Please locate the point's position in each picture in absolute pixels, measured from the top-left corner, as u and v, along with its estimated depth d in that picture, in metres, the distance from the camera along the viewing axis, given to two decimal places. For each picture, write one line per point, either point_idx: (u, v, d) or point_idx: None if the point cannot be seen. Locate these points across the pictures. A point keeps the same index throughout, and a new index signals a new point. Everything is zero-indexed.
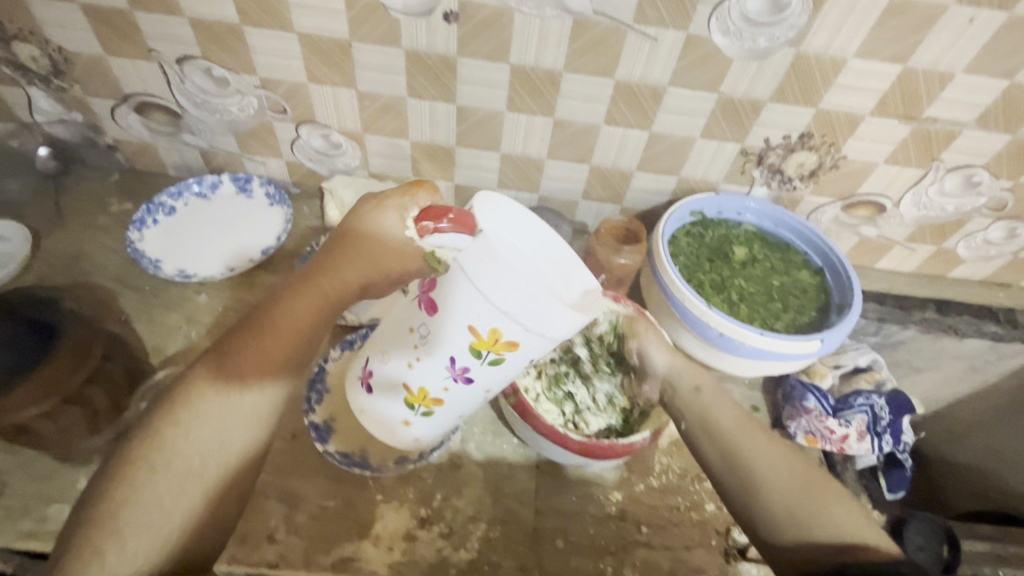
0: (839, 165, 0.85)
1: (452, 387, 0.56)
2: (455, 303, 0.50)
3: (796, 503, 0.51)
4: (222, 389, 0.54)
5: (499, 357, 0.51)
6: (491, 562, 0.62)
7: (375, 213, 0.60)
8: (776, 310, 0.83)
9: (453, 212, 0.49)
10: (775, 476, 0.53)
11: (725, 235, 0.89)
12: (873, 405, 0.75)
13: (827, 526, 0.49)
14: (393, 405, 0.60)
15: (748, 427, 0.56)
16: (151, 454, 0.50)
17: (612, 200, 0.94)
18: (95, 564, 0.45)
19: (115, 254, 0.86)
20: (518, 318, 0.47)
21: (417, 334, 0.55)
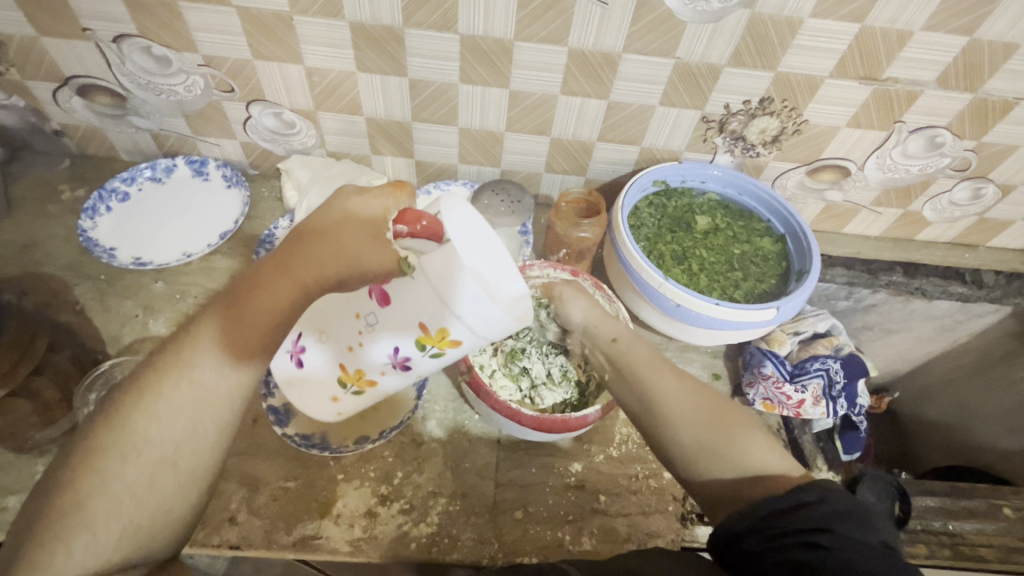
0: (801, 130, 0.84)
1: (390, 372, 0.58)
2: (412, 300, 0.50)
3: (705, 437, 0.52)
4: (195, 375, 0.47)
5: (441, 351, 0.53)
6: (451, 534, 0.64)
7: (351, 196, 0.51)
8: (737, 279, 0.83)
9: (427, 219, 0.47)
10: (683, 411, 0.54)
11: (687, 204, 0.88)
12: (829, 369, 0.76)
13: (738, 455, 0.51)
14: (327, 382, 0.60)
15: (658, 365, 0.58)
16: (116, 440, 0.44)
17: (575, 172, 0.92)
18: (61, 553, 0.40)
19: (69, 244, 0.84)
20: (467, 326, 0.49)
21: (362, 320, 0.55)
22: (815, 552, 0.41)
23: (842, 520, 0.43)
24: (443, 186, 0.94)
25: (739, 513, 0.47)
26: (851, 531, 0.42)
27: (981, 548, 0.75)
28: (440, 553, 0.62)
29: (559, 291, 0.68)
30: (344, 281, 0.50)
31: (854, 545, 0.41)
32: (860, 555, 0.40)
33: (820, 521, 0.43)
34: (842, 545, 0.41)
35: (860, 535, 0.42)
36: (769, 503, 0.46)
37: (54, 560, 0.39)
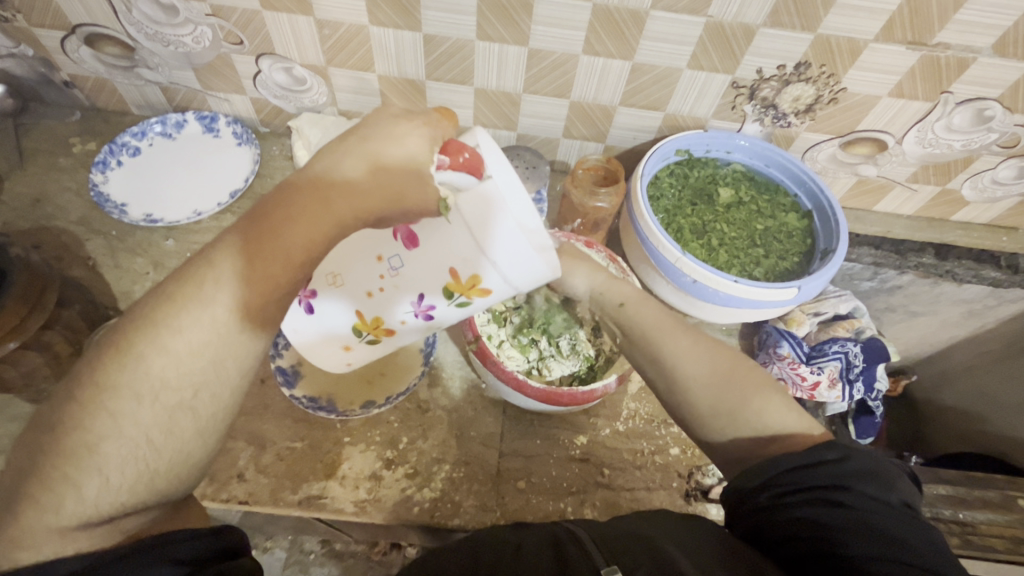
0: (838, 99, 0.78)
1: (410, 321, 0.59)
2: (446, 243, 0.51)
3: (718, 398, 0.50)
4: (216, 315, 0.42)
5: (467, 300, 0.55)
6: (454, 500, 0.64)
7: (398, 123, 0.47)
8: (757, 256, 0.80)
9: (469, 151, 0.46)
10: (693, 372, 0.51)
11: (710, 175, 0.84)
12: (848, 353, 0.73)
13: (751, 418, 0.48)
14: (342, 331, 0.60)
15: (669, 325, 0.55)
16: (129, 379, 0.40)
17: (595, 138, 0.89)
18: (71, 495, 0.37)
19: (80, 198, 0.84)
20: (502, 274, 0.50)
21: (386, 264, 0.55)
22: (836, 509, 0.40)
23: (864, 481, 0.42)
24: None
25: (757, 466, 0.45)
26: (871, 490, 0.41)
27: (992, 539, 0.73)
28: (443, 518, 0.63)
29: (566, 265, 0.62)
30: (384, 217, 0.47)
31: (873, 503, 0.41)
32: (880, 513, 0.40)
33: (839, 479, 0.42)
34: (863, 505, 0.40)
35: (879, 493, 0.41)
36: (785, 457, 0.44)
37: (64, 500, 0.37)
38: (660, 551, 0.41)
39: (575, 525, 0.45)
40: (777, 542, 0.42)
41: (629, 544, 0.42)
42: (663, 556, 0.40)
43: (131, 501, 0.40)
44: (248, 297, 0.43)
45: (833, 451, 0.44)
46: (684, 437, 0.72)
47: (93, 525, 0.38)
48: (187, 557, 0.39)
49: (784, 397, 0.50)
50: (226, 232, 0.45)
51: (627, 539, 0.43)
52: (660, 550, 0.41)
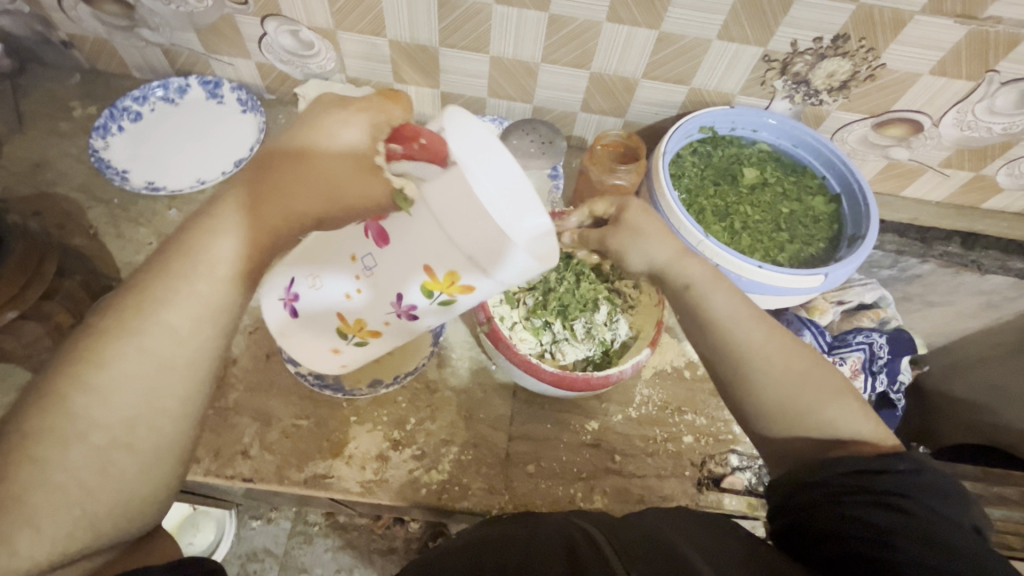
0: (875, 76, 0.74)
1: (394, 322, 0.55)
2: (417, 239, 0.47)
3: (787, 398, 0.50)
4: (146, 342, 0.41)
5: (451, 299, 0.50)
6: (462, 483, 0.63)
7: (335, 112, 0.45)
8: (781, 240, 0.77)
9: (425, 137, 0.44)
10: (769, 372, 0.51)
11: (735, 154, 0.81)
12: (872, 343, 0.71)
13: (816, 420, 0.49)
14: (327, 332, 0.57)
15: (751, 318, 0.54)
16: (54, 422, 0.38)
17: (614, 112, 0.85)
18: (1, 554, 0.35)
19: (81, 164, 0.81)
20: (479, 265, 0.45)
21: (359, 264, 0.51)
22: (892, 514, 0.40)
23: (926, 494, 0.41)
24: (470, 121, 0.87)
25: (813, 466, 0.45)
26: (929, 501, 0.41)
27: (1006, 535, 0.72)
28: (450, 501, 0.62)
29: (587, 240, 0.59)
30: (324, 219, 0.46)
31: (933, 513, 0.40)
32: (939, 524, 0.40)
33: (898, 487, 0.42)
34: (922, 513, 0.40)
35: (940, 506, 0.41)
36: (845, 461, 0.44)
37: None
38: (675, 548, 0.40)
39: (589, 524, 0.44)
40: (825, 541, 0.41)
41: (646, 546, 0.41)
42: (683, 557, 0.39)
43: (74, 550, 0.37)
44: (181, 314, 0.43)
45: (901, 463, 0.43)
46: (697, 425, 0.70)
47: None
48: None
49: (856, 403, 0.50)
50: (204, 212, 0.45)
51: (643, 540, 0.42)
52: (677, 549, 0.40)
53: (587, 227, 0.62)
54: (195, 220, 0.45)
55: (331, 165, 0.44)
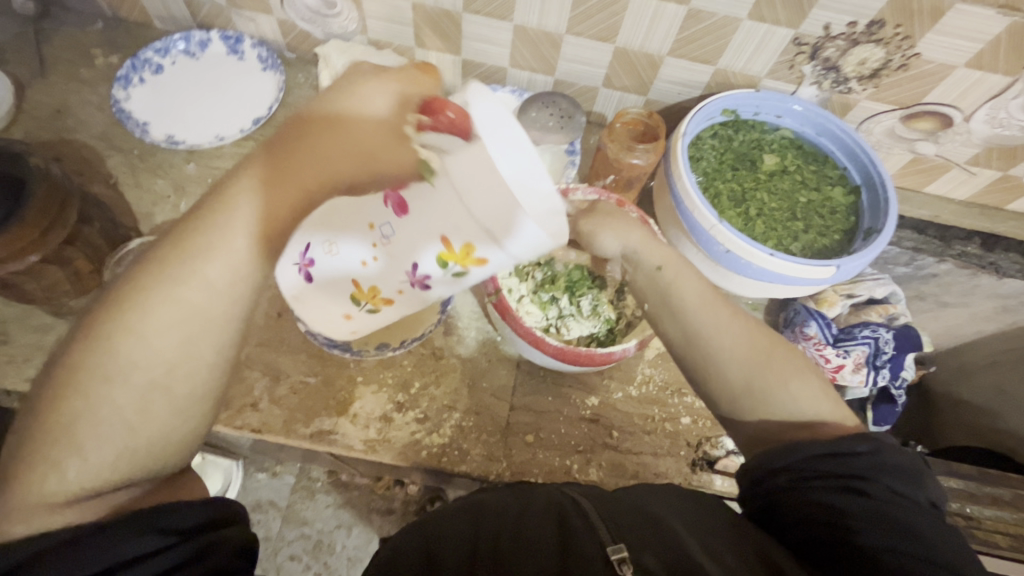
0: (908, 65, 0.72)
1: (408, 290, 0.55)
2: (433, 209, 0.46)
3: (752, 376, 0.48)
4: (189, 294, 0.43)
5: (464, 270, 0.49)
6: (461, 448, 0.65)
7: (375, 80, 0.46)
8: (796, 229, 0.76)
9: (450, 108, 0.41)
10: (731, 350, 0.50)
11: (756, 140, 0.79)
12: (878, 338, 0.70)
13: (781, 398, 0.48)
14: (341, 298, 0.58)
15: (713, 303, 0.52)
16: (101, 362, 0.40)
17: (636, 89, 0.83)
18: (54, 475, 0.38)
19: (102, 114, 0.82)
20: (493, 241, 0.43)
21: (378, 232, 0.52)
22: (854, 499, 0.40)
23: (889, 475, 0.41)
24: (489, 90, 0.86)
25: (779, 451, 0.44)
26: (897, 485, 0.41)
27: (994, 535, 0.73)
28: (449, 464, 0.64)
29: (585, 220, 0.59)
30: (356, 183, 0.46)
31: (897, 497, 0.40)
32: (904, 508, 0.40)
33: (866, 471, 0.41)
34: (887, 499, 0.40)
35: (908, 490, 0.41)
36: (812, 444, 0.43)
37: (47, 480, 0.38)
38: (667, 526, 0.42)
39: (579, 493, 0.45)
40: (790, 524, 0.42)
41: (635, 519, 0.42)
42: (673, 536, 0.41)
43: (113, 479, 0.40)
44: (219, 274, 0.44)
45: (864, 444, 0.42)
46: (696, 407, 0.71)
47: (75, 502, 0.38)
48: (182, 526, 0.39)
49: (817, 377, 0.50)
50: (247, 165, 0.46)
51: (632, 513, 0.43)
52: (667, 526, 0.42)
53: (600, 204, 0.61)
54: (240, 172, 0.46)
55: (370, 130, 0.45)
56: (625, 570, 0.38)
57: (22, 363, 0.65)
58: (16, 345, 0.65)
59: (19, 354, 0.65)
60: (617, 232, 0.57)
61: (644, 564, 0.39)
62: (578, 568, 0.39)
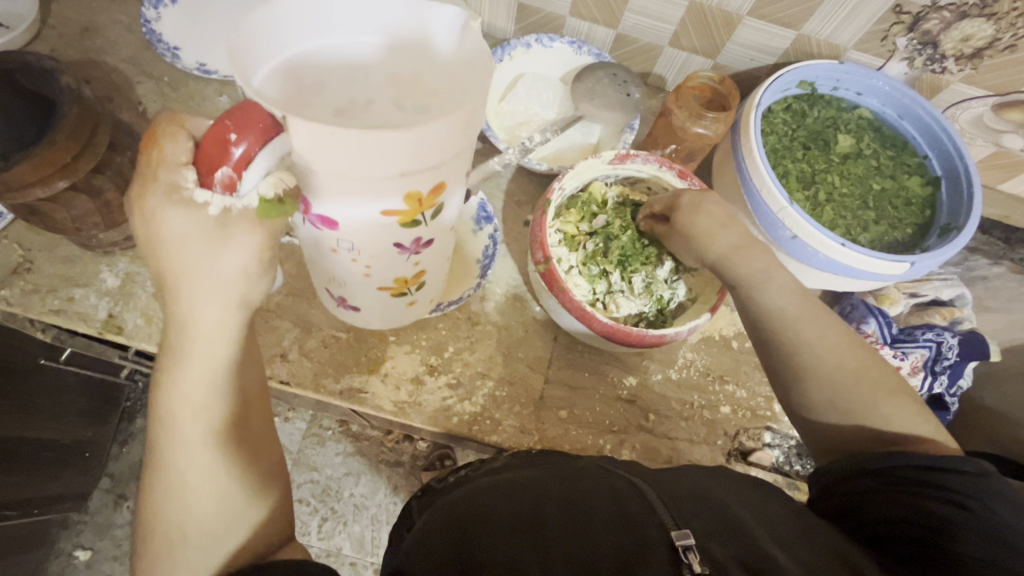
0: (1016, 46, 0.65)
1: (422, 254, 0.49)
2: (353, 205, 0.39)
3: (851, 393, 0.49)
4: (196, 448, 0.44)
5: (436, 206, 0.43)
6: (493, 418, 0.63)
7: (152, 199, 0.39)
8: (866, 219, 0.71)
9: (227, 123, 0.33)
10: (832, 363, 0.50)
11: (832, 118, 0.73)
12: (941, 342, 0.67)
13: (874, 417, 0.48)
14: (385, 299, 0.55)
15: (814, 315, 0.52)
16: (163, 537, 0.43)
17: (705, 52, 0.76)
18: None
19: (131, 34, 0.77)
20: (418, 165, 0.37)
21: (344, 249, 0.45)
22: (950, 506, 0.39)
23: (993, 499, 0.40)
24: (545, 41, 0.77)
25: (877, 455, 0.44)
26: (1000, 510, 0.39)
27: None
28: (479, 433, 0.62)
29: (681, 213, 0.57)
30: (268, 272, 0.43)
31: (1000, 520, 0.39)
32: (1006, 529, 0.38)
33: (967, 489, 0.40)
34: (987, 516, 0.39)
35: (1013, 518, 0.39)
36: (912, 455, 0.43)
37: None
38: (740, 520, 0.40)
39: (643, 483, 0.45)
40: (874, 521, 0.41)
41: (698, 506, 0.42)
42: (741, 525, 0.40)
43: None
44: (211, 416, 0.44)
45: (968, 466, 0.41)
46: (737, 397, 0.68)
47: None
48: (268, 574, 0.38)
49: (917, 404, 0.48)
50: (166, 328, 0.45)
51: (696, 501, 0.42)
52: (734, 512, 0.41)
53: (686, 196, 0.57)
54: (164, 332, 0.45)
55: (203, 259, 0.40)
56: (693, 559, 0.36)
57: (46, 293, 0.62)
58: (41, 275, 0.63)
59: (45, 285, 0.62)
60: (709, 237, 0.56)
61: (712, 553, 0.37)
62: (641, 544, 0.38)
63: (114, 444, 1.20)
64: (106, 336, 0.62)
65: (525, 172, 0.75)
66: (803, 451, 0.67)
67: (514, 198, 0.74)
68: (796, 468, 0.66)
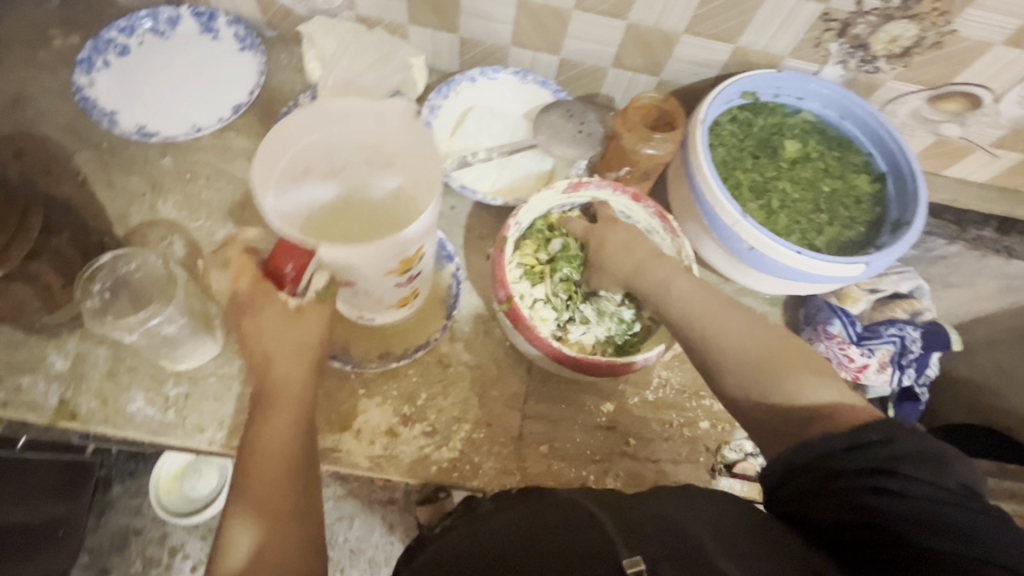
0: (941, 43, 0.67)
1: (419, 279, 0.58)
2: (364, 275, 0.49)
3: (758, 371, 0.50)
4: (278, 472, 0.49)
5: (423, 256, 0.53)
6: (473, 462, 0.62)
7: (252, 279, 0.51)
8: (820, 222, 0.72)
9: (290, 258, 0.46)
10: (736, 346, 0.52)
11: (777, 124, 0.75)
12: (904, 336, 0.69)
13: (783, 395, 0.48)
14: (395, 313, 0.62)
15: (725, 306, 0.54)
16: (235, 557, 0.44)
17: (649, 70, 0.77)
18: None
19: (66, 101, 0.75)
20: (405, 246, 0.47)
21: (361, 295, 0.55)
22: (881, 493, 0.40)
23: (916, 463, 0.41)
24: (490, 74, 0.79)
25: (795, 449, 0.45)
26: (925, 474, 0.40)
27: None
28: (460, 479, 0.61)
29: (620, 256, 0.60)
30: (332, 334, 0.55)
31: (930, 491, 0.40)
32: (934, 500, 0.39)
33: (887, 462, 0.41)
34: (912, 490, 0.40)
35: (938, 479, 0.40)
36: (820, 440, 0.44)
37: None
38: (690, 534, 0.41)
39: (601, 511, 0.43)
40: (830, 530, 0.41)
41: (659, 530, 0.41)
42: (700, 549, 0.39)
43: None
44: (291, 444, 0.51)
45: (877, 431, 0.43)
46: (714, 411, 0.68)
47: None
48: None
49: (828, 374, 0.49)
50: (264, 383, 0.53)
51: (649, 521, 0.42)
52: (695, 538, 0.40)
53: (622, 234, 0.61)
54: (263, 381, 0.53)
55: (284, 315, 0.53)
56: None
57: None
58: None
59: None
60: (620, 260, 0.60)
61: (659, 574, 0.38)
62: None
63: (89, 518, 1.16)
64: (59, 423, 0.59)
65: (482, 205, 0.74)
66: None
67: (475, 233, 0.73)
68: None
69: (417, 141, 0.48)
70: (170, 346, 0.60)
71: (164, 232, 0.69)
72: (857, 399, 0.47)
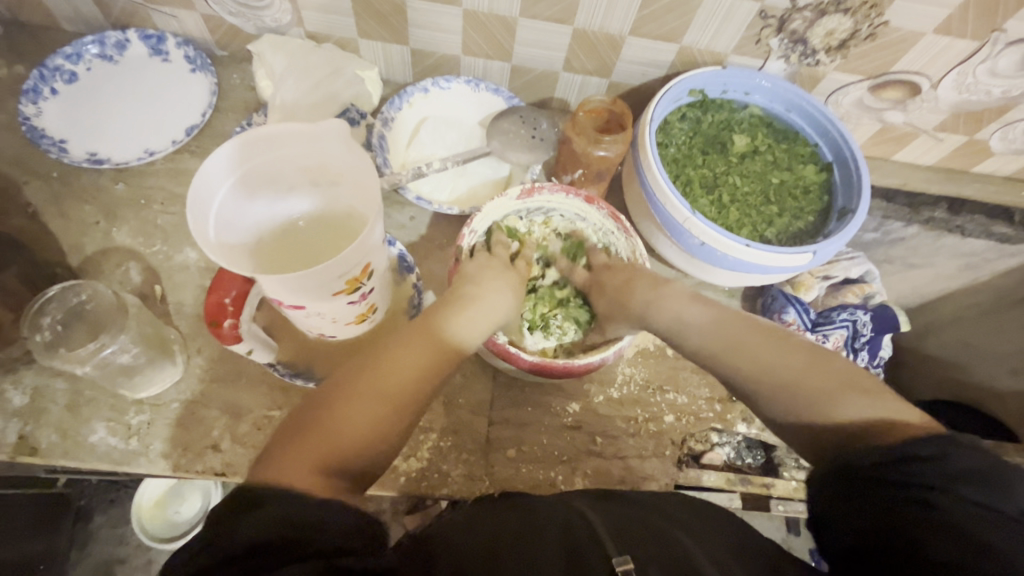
0: (875, 34, 0.69)
1: (372, 296, 0.58)
2: (314, 293, 0.49)
3: (808, 394, 0.51)
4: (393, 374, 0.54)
5: (371, 273, 0.53)
6: (441, 470, 0.62)
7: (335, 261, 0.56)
8: (770, 214, 0.74)
9: (229, 294, 0.55)
10: (788, 366, 0.53)
11: (725, 120, 0.76)
12: (856, 321, 0.71)
13: (831, 413, 0.50)
14: (352, 328, 0.62)
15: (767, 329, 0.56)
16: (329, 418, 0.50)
17: (599, 72, 0.78)
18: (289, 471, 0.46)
19: (14, 132, 0.74)
20: (346, 266, 0.48)
21: (316, 315, 0.55)
22: (919, 508, 0.40)
23: (966, 484, 0.40)
24: (442, 83, 0.79)
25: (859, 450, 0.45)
26: (974, 494, 0.40)
27: None
28: (430, 488, 0.62)
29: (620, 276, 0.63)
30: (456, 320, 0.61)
31: (973, 511, 0.39)
32: (976, 520, 0.39)
33: (934, 480, 0.41)
34: (953, 509, 0.39)
35: (990, 501, 0.39)
36: (884, 449, 0.44)
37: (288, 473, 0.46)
38: (675, 541, 0.44)
39: (597, 516, 0.45)
40: (859, 536, 0.42)
41: (642, 537, 0.44)
42: (687, 557, 0.42)
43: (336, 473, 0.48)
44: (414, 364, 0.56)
45: (928, 448, 0.42)
46: (678, 404, 0.70)
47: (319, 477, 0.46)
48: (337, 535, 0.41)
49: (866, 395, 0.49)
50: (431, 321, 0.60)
51: (648, 533, 0.44)
52: (676, 541, 0.44)
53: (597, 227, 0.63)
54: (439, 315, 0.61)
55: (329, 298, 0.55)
56: None
57: None
58: None
59: None
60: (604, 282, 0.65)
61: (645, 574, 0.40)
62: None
63: (72, 548, 1.14)
64: (19, 459, 0.58)
65: (442, 214, 0.75)
66: (751, 444, 0.70)
67: (436, 242, 0.74)
68: (748, 462, 0.70)
69: (353, 161, 0.49)
70: (128, 373, 0.60)
71: (120, 259, 0.69)
72: (904, 417, 0.48)
